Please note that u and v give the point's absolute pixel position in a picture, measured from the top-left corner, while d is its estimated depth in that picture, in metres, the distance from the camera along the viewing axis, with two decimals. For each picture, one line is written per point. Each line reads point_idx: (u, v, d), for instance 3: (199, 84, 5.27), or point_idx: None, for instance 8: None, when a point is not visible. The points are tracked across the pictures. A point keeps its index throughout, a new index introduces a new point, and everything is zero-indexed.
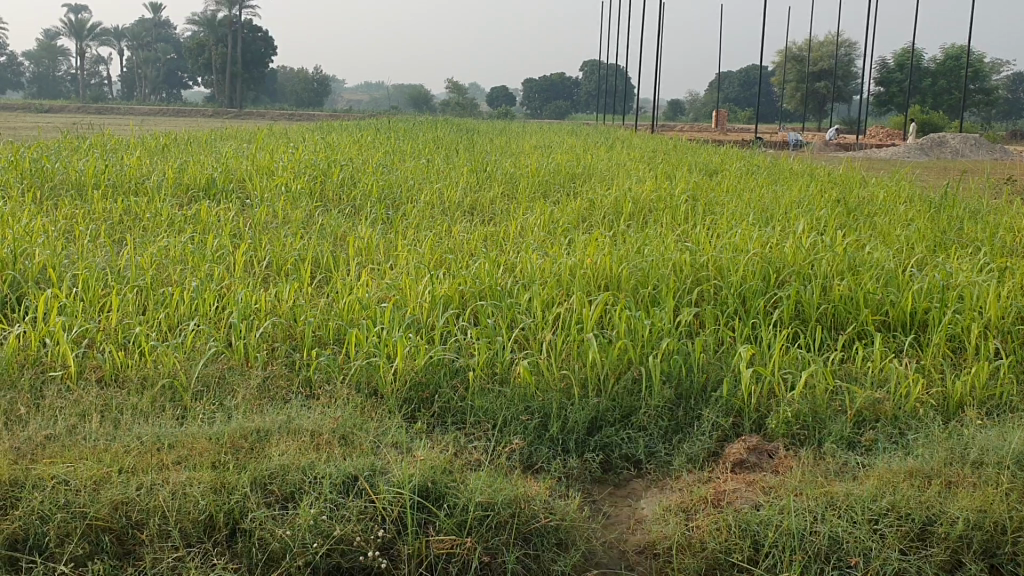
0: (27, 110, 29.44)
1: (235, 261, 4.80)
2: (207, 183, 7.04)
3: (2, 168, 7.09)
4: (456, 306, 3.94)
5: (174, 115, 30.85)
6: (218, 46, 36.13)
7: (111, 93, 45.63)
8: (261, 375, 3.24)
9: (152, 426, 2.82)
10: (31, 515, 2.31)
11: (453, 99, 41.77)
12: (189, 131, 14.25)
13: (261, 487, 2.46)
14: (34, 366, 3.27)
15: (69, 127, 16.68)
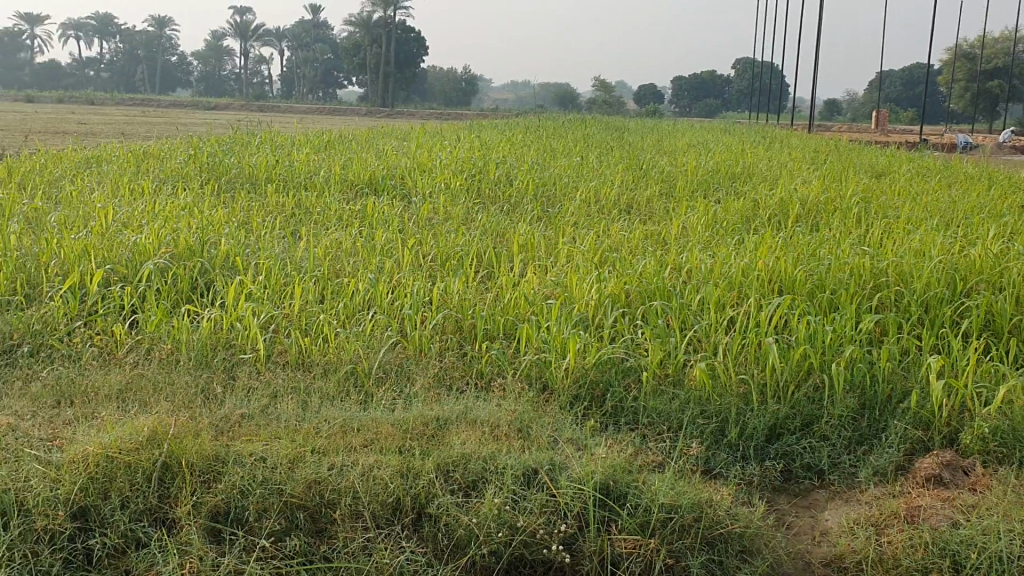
0: (195, 108, 31.03)
1: (403, 253, 4.92)
2: (371, 179, 7.24)
3: (183, 162, 7.50)
4: (625, 304, 3.91)
5: (331, 113, 32.02)
6: (373, 47, 37.25)
7: (272, 91, 47.76)
8: (436, 366, 3.30)
9: (338, 409, 2.92)
10: (232, 489, 2.42)
11: (600, 98, 41.51)
12: (347, 129, 14.71)
13: (445, 474, 2.52)
14: (225, 348, 3.43)
15: (235, 126, 17.52)
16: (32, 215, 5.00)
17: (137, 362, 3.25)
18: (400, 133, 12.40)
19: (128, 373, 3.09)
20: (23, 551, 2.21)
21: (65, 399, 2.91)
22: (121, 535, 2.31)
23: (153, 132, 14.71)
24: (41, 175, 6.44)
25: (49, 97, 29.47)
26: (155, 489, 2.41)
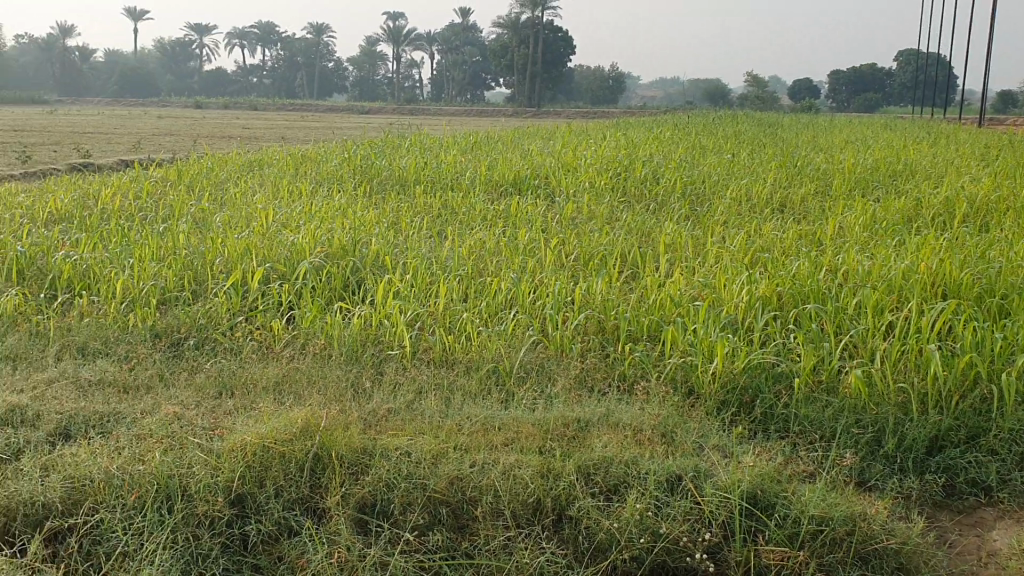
0: (350, 112, 32.09)
1: (547, 253, 4.93)
2: (516, 179, 7.30)
3: (337, 164, 7.79)
4: (775, 307, 3.78)
5: (480, 115, 32.54)
6: (520, 48, 37.61)
7: (422, 94, 48.98)
8: (579, 367, 3.29)
9: (481, 408, 2.95)
10: (379, 482, 2.48)
11: (752, 94, 40.42)
12: (494, 129, 14.89)
13: (586, 476, 2.50)
14: (374, 344, 3.53)
15: (386, 129, 18.03)
16: (200, 215, 5.30)
17: (292, 356, 3.38)
18: (546, 133, 12.47)
19: (283, 367, 3.22)
20: (186, 533, 2.33)
21: (225, 389, 3.06)
22: (275, 522, 2.40)
23: (311, 136, 15.35)
24: (208, 177, 6.82)
25: (217, 105, 31.20)
26: (307, 480, 2.50)
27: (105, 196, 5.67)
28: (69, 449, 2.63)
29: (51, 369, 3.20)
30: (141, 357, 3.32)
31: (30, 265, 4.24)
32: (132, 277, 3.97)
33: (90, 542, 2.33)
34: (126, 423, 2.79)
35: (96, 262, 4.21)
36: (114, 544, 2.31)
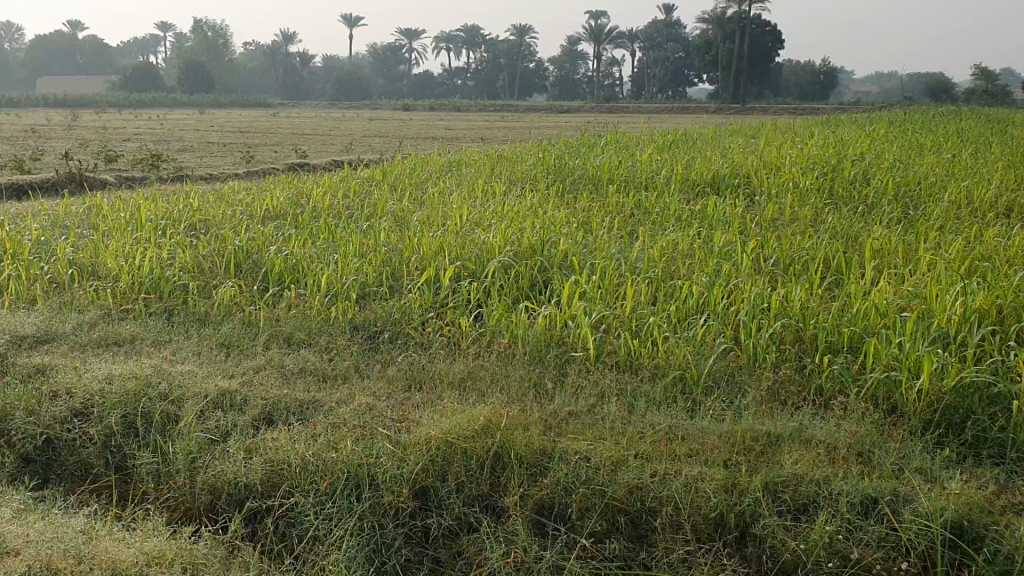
0: (549, 112, 32.37)
1: (742, 256, 4.75)
2: (714, 179, 7.10)
3: (533, 164, 7.86)
4: (995, 322, 3.46)
5: (681, 112, 32.03)
6: (725, 44, 36.67)
7: (623, 93, 48.78)
8: (769, 378, 3.15)
9: (665, 415, 2.88)
10: (557, 485, 2.46)
11: (980, 87, 37.45)
12: (694, 128, 14.55)
13: (773, 493, 2.39)
14: (559, 345, 3.52)
15: (586, 128, 18.04)
16: (400, 213, 5.49)
17: (479, 354, 3.43)
18: (748, 131, 12.09)
19: (469, 364, 3.28)
20: (372, 522, 2.41)
21: (414, 383, 3.15)
22: (455, 518, 2.44)
23: (512, 136, 15.62)
24: (410, 177, 7.07)
25: (423, 106, 32.33)
26: (487, 478, 2.52)
27: (315, 195, 5.99)
28: (271, 433, 2.77)
29: (258, 357, 3.41)
30: (339, 348, 3.47)
31: (245, 259, 4.54)
32: (334, 272, 4.16)
33: (285, 525, 2.47)
34: (322, 411, 2.92)
35: (303, 256, 4.45)
36: (307, 527, 2.43)
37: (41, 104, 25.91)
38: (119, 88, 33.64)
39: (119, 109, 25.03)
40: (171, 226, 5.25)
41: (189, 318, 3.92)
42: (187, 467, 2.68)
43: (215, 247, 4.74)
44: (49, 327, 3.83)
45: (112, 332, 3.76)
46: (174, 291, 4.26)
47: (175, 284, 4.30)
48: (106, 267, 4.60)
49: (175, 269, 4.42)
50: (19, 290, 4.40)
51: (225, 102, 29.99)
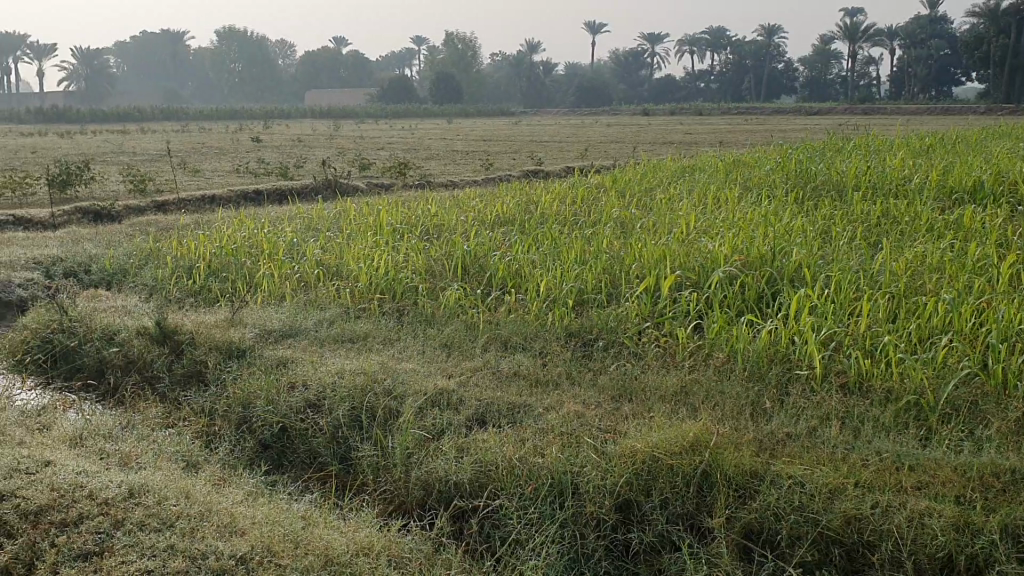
0: (796, 113, 30.96)
1: (999, 271, 4.30)
2: (974, 187, 6.50)
3: (771, 170, 7.55)
4: None
5: (944, 114, 29.65)
6: (998, 37, 33.31)
7: (880, 94, 45.83)
8: (1020, 409, 2.83)
9: (893, 442, 2.67)
10: (766, 510, 2.34)
11: None
12: (956, 129, 13.31)
13: (1012, 536, 2.15)
14: (782, 362, 3.34)
15: (835, 130, 17.01)
16: (626, 222, 5.45)
17: (695, 368, 3.34)
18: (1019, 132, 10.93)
19: (683, 377, 3.19)
20: (573, 531, 2.40)
21: (625, 393, 3.11)
22: (657, 534, 2.38)
23: (754, 140, 15.05)
24: (641, 183, 7.00)
25: (665, 110, 31.98)
26: (693, 496, 2.44)
27: (545, 201, 6.08)
28: (482, 435, 2.83)
29: (476, 358, 3.50)
30: (555, 354, 3.49)
31: (472, 264, 4.68)
32: (555, 277, 4.19)
33: (489, 526, 2.51)
34: (532, 415, 2.94)
35: (527, 262, 4.52)
36: (509, 530, 2.45)
37: (307, 114, 28.24)
38: (377, 100, 35.88)
39: (377, 120, 26.68)
40: (407, 231, 5.53)
41: (415, 319, 4.09)
42: (403, 462, 2.79)
43: (446, 252, 4.92)
44: (293, 322, 4.14)
45: (347, 329, 4.00)
46: (405, 293, 4.47)
47: (407, 286, 4.51)
48: (347, 268, 4.92)
49: (408, 271, 4.63)
50: (273, 288, 4.81)
51: (471, 111, 31.21)
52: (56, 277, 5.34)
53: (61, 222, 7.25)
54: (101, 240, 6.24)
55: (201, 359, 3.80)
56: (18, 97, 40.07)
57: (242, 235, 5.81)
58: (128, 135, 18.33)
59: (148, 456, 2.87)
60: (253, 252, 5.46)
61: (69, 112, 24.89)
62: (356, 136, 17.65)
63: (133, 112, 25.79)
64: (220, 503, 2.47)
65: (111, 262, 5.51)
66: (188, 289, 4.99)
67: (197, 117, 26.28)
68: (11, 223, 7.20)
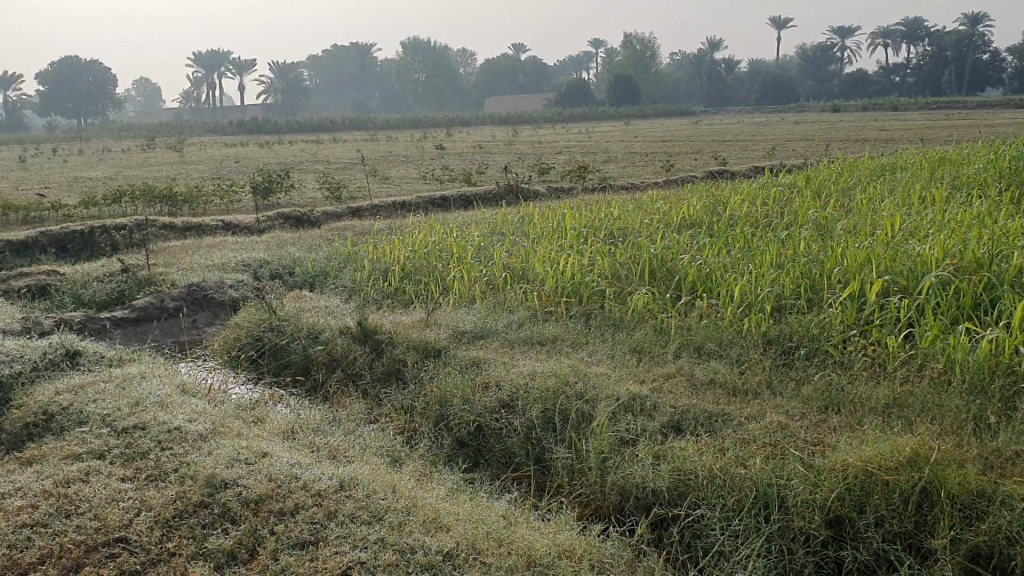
0: (1003, 107, 28.78)
1: None
2: None
3: (982, 167, 7.04)
4: None
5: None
6: None
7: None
8: None
9: None
10: (997, 534, 2.16)
11: None
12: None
13: None
14: (1006, 374, 3.09)
15: None
16: (822, 225, 5.22)
17: (907, 379, 3.14)
18: None
19: (895, 389, 3.01)
20: (781, 545, 2.31)
21: (831, 405, 2.97)
22: (873, 553, 2.25)
23: (959, 137, 14.10)
24: (836, 183, 6.70)
25: (855, 107, 30.49)
26: (912, 515, 2.29)
27: (734, 203, 5.91)
28: (680, 442, 2.77)
29: (668, 364, 3.44)
30: (752, 361, 3.38)
31: (660, 267, 4.61)
32: (750, 282, 4.06)
33: (691, 536, 2.45)
34: (732, 424, 2.86)
35: (718, 265, 4.40)
36: (711, 542, 2.39)
37: (488, 122, 28.87)
38: (554, 104, 36.19)
39: (555, 125, 26.88)
40: (592, 234, 5.51)
41: (604, 323, 4.06)
42: (598, 467, 2.77)
43: (633, 255, 4.87)
44: (483, 324, 4.21)
45: (537, 331, 4.03)
46: (592, 297, 4.45)
47: (593, 289, 4.48)
48: (535, 272, 4.95)
49: (596, 274, 4.62)
50: (464, 290, 4.91)
51: (649, 112, 30.94)
52: (264, 278, 5.69)
53: (266, 227, 7.73)
54: (302, 244, 6.60)
55: (399, 359, 3.96)
56: (223, 111, 43.11)
57: (432, 239, 5.97)
58: (322, 144, 19.32)
59: (354, 451, 2.99)
60: (443, 255, 5.60)
61: (269, 124, 26.51)
62: (536, 141, 17.85)
63: (325, 122, 27.15)
64: (425, 500, 2.54)
65: (312, 265, 5.80)
66: (384, 291, 5.19)
67: (383, 127, 27.37)
68: (223, 229, 7.73)
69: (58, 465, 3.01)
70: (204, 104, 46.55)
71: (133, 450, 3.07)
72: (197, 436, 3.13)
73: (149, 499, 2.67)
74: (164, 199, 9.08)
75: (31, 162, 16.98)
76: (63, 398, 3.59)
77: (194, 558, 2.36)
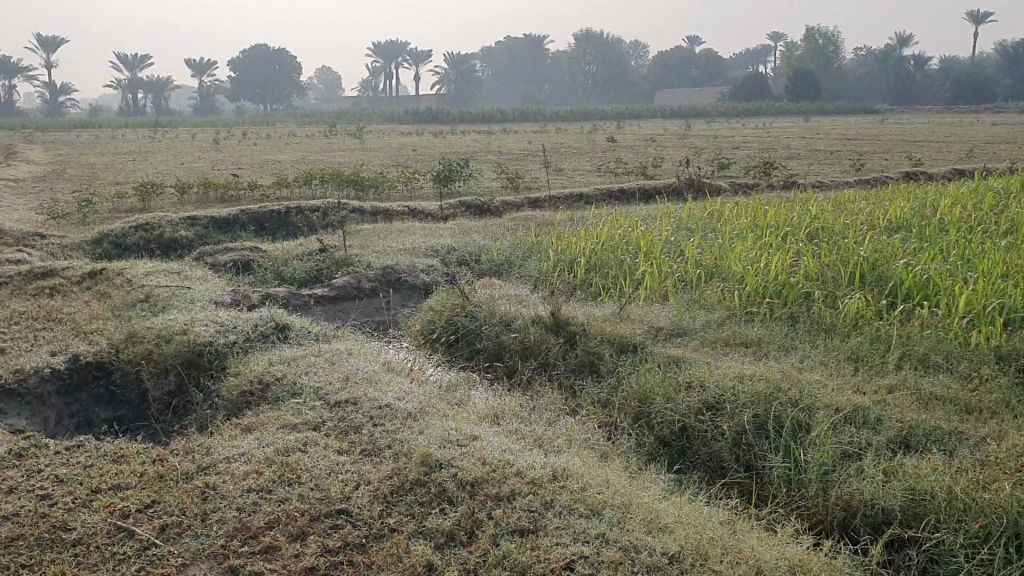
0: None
1: None
2: None
3: None
4: None
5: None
6: None
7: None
8: None
9: None
10: None
11: None
12: None
13: None
14: None
15: None
16: None
17: None
18: None
19: None
20: None
21: None
22: None
23: None
24: None
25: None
26: None
27: (944, 206, 5.57)
28: (912, 460, 2.60)
29: (889, 376, 3.25)
30: (984, 378, 3.15)
31: (870, 272, 4.39)
32: (976, 291, 3.80)
33: (929, 561, 2.30)
34: (968, 446, 2.67)
35: (937, 271, 4.14)
36: (955, 570, 2.23)
37: (659, 115, 28.50)
38: (729, 100, 35.33)
39: (728, 120, 26.25)
40: (790, 233, 5.31)
41: (811, 328, 3.89)
42: (820, 478, 2.64)
43: (838, 256, 4.65)
44: (681, 320, 4.12)
45: (740, 331, 3.90)
46: (797, 299, 4.27)
47: (798, 291, 4.31)
48: (731, 269, 4.81)
49: (801, 275, 4.43)
50: (657, 285, 4.82)
51: (831, 109, 29.71)
52: (452, 264, 5.78)
53: (449, 215, 7.87)
54: (486, 232, 6.67)
55: (595, 351, 3.93)
56: (397, 99, 44.40)
57: (619, 231, 5.91)
58: (495, 136, 19.48)
59: (560, 440, 2.97)
60: (632, 248, 5.52)
61: (443, 114, 27.10)
62: (711, 136, 17.45)
63: (496, 113, 27.50)
64: (641, 498, 2.49)
65: (499, 254, 5.84)
66: (573, 283, 5.16)
67: (553, 118, 27.47)
68: (407, 214, 7.92)
69: (276, 433, 3.14)
70: (380, 93, 48.03)
71: (346, 424, 3.16)
72: (406, 414, 3.20)
73: (367, 474, 2.75)
74: (351, 184, 9.40)
75: (226, 145, 17.96)
76: (276, 370, 3.74)
77: (415, 536, 2.40)
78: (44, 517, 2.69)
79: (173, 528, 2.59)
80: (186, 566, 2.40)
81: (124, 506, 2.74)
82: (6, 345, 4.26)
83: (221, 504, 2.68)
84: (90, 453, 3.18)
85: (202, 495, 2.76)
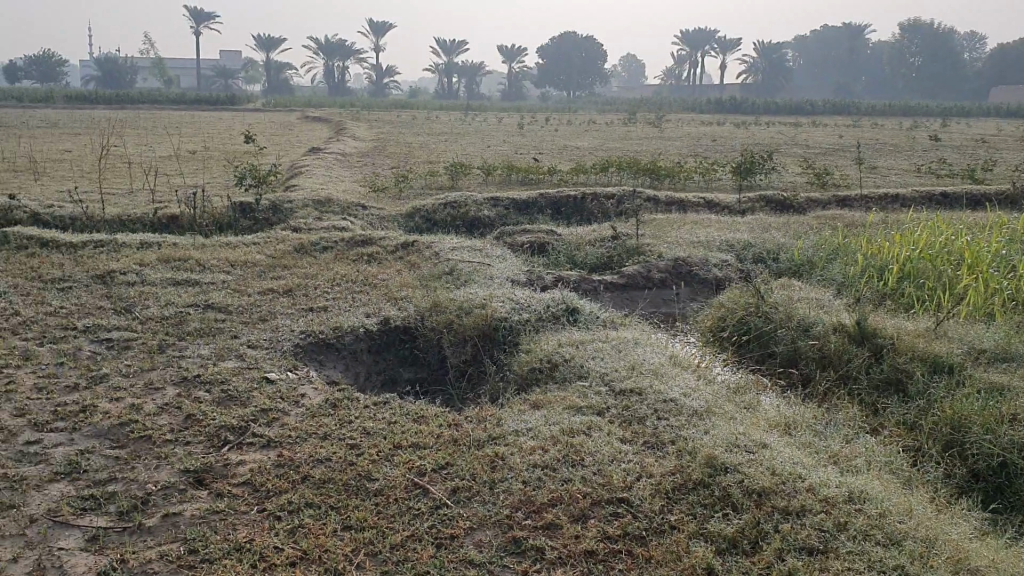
0: None
1: None
2: None
3: None
4: None
5: None
6: None
7: None
8: None
9: None
10: None
11: None
12: None
13: None
14: None
15: None
16: None
17: None
18: None
19: None
20: None
21: None
22: None
23: None
24: None
25: None
26: None
27: None
28: None
29: None
30: None
31: None
32: None
33: None
34: None
35: None
36: None
37: (992, 112, 26.03)
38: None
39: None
40: None
41: None
42: None
43: None
44: (1008, 343, 3.73)
45: None
46: None
47: None
48: None
49: None
50: (981, 302, 4.39)
51: None
52: (748, 261, 5.62)
53: (748, 209, 7.66)
54: (787, 230, 6.41)
55: (903, 369, 3.66)
56: (700, 88, 43.84)
57: (939, 239, 5.45)
58: (802, 128, 18.71)
59: (857, 459, 2.80)
60: (953, 258, 5.07)
61: (747, 103, 26.45)
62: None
63: (805, 104, 26.42)
64: (948, 534, 2.29)
65: (800, 253, 5.59)
66: (882, 291, 4.84)
67: (867, 111, 25.91)
68: (705, 206, 7.80)
69: (563, 413, 3.21)
70: (682, 81, 47.66)
71: (631, 413, 3.17)
72: (693, 411, 3.15)
73: (650, 466, 2.74)
74: (650, 172, 9.41)
75: (530, 130, 18.66)
76: (568, 351, 3.83)
77: (696, 537, 2.37)
78: (352, 465, 2.93)
79: (463, 491, 2.73)
80: (473, 530, 2.52)
81: (421, 465, 2.92)
82: (328, 304, 4.70)
83: (508, 475, 2.78)
84: (393, 411, 3.42)
85: (491, 464, 2.88)
